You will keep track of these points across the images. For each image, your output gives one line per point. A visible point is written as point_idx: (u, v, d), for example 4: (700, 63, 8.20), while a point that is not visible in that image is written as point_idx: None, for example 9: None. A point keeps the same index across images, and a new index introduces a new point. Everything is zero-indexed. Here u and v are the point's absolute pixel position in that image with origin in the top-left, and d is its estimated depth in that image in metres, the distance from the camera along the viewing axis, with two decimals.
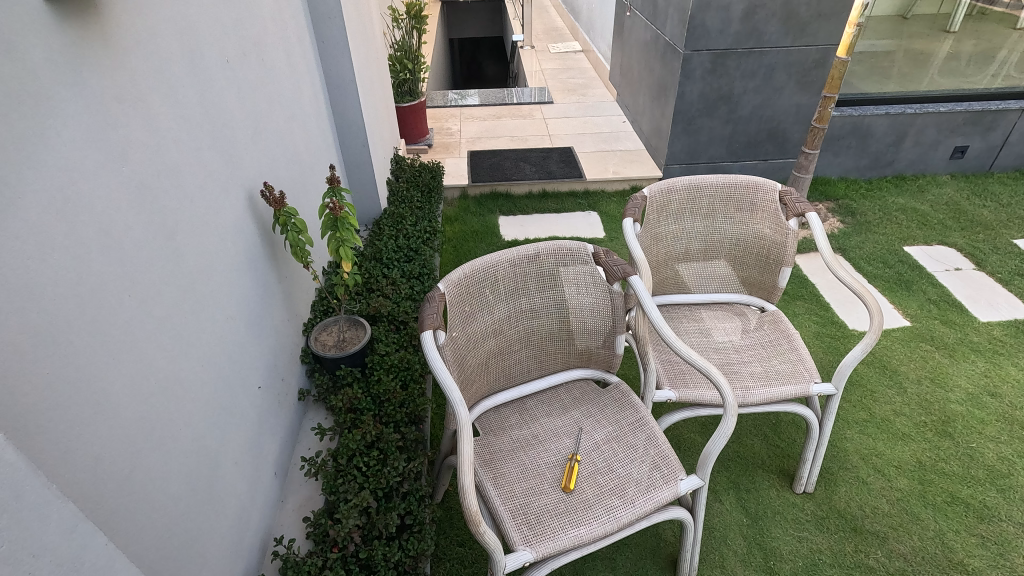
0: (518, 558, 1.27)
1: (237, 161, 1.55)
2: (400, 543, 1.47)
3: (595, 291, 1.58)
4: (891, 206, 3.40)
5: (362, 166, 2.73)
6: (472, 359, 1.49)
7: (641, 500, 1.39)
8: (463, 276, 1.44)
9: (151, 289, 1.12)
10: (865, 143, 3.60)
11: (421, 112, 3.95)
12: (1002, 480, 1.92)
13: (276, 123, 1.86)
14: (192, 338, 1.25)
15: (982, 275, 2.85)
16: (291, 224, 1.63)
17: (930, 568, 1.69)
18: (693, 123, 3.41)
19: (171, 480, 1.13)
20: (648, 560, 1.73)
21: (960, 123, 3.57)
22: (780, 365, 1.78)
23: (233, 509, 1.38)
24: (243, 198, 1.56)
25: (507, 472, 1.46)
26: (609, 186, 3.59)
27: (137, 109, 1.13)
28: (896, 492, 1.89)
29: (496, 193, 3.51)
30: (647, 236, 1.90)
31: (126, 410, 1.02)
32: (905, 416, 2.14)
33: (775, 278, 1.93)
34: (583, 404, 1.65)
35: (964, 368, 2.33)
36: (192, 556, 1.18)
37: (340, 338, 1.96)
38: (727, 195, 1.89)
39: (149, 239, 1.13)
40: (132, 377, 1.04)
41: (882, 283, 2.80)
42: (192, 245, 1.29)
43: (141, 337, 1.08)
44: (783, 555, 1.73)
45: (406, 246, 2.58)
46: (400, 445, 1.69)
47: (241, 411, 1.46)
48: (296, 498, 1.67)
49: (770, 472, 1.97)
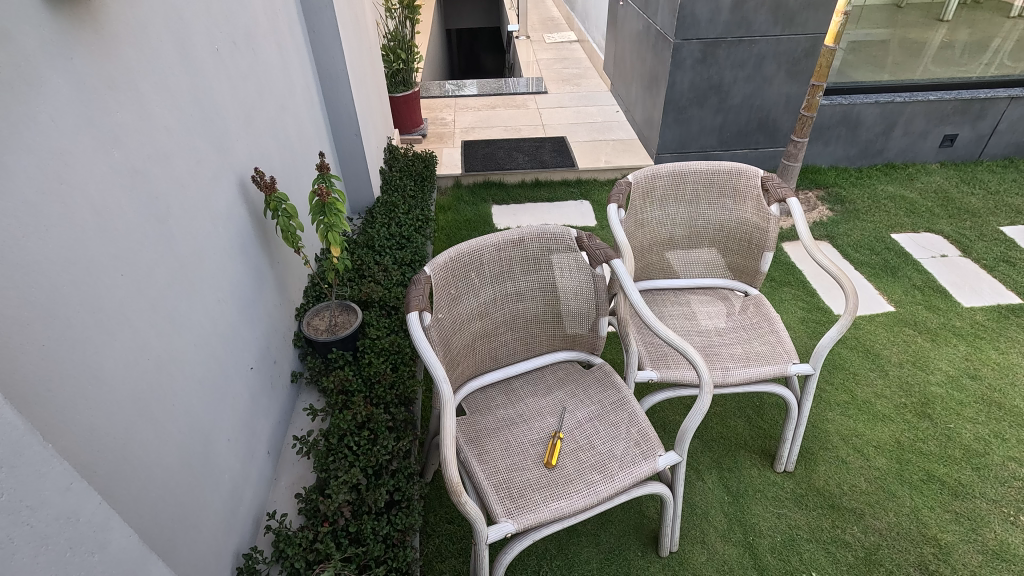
0: (501, 529, 1.32)
1: (227, 148, 1.58)
2: (389, 518, 1.52)
3: (580, 275, 1.62)
4: (881, 194, 3.43)
5: (354, 156, 2.76)
6: (458, 340, 1.54)
7: (620, 475, 1.44)
8: (449, 259, 1.49)
9: (144, 270, 1.16)
10: (855, 132, 3.63)
11: (415, 103, 3.95)
12: (977, 459, 1.97)
13: (266, 111, 1.88)
14: (185, 318, 1.29)
15: (968, 261, 2.89)
16: (282, 209, 1.65)
17: (905, 543, 1.74)
18: (684, 112, 3.44)
19: (166, 453, 1.18)
20: (631, 535, 1.78)
21: (949, 112, 3.59)
22: (760, 346, 1.83)
23: (227, 483, 1.42)
24: (233, 184, 1.59)
25: (492, 449, 1.51)
26: (602, 175, 3.61)
27: (129, 96, 1.16)
28: (874, 470, 1.94)
29: (489, 182, 3.54)
30: (631, 222, 1.94)
31: (122, 383, 1.06)
32: (885, 398, 2.19)
33: (757, 263, 1.97)
34: (567, 384, 1.70)
35: (946, 352, 2.37)
36: (187, 527, 1.22)
37: (332, 322, 2.00)
38: (710, 180, 1.93)
39: (141, 220, 1.17)
40: (126, 354, 1.08)
41: (868, 269, 2.84)
42: (183, 229, 1.32)
43: (134, 314, 1.12)
44: (762, 531, 1.78)
45: (398, 233, 2.61)
46: (390, 425, 1.74)
47: (235, 390, 1.50)
48: (288, 476, 1.70)
49: (751, 451, 2.02)
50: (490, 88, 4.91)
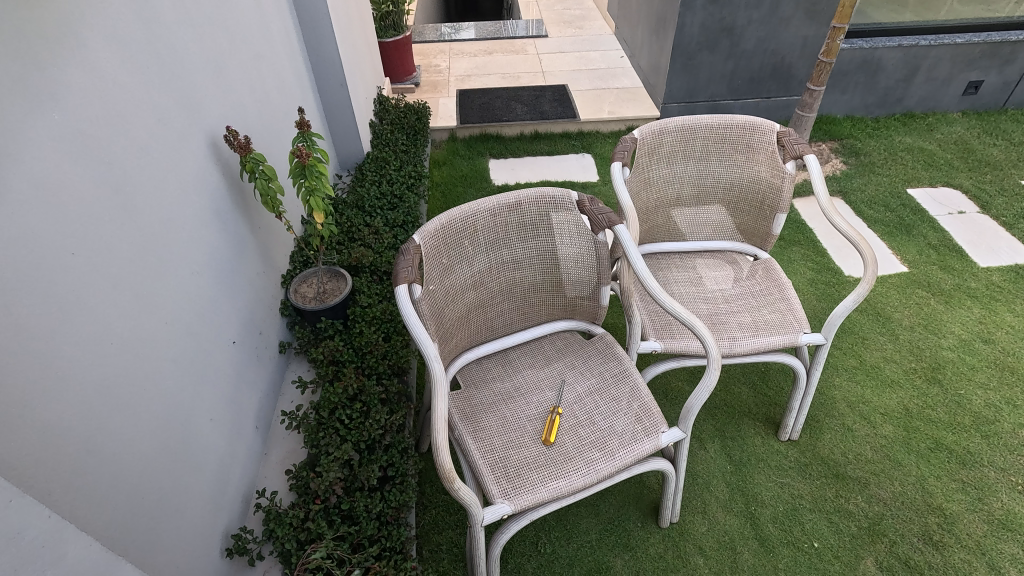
0: (497, 511, 1.27)
1: (194, 105, 1.43)
2: (383, 494, 1.47)
3: (581, 242, 1.52)
4: (897, 146, 3.27)
5: (341, 109, 2.58)
6: (450, 312, 1.45)
7: (621, 452, 1.38)
8: (440, 226, 1.38)
9: (101, 246, 1.06)
10: (874, 79, 3.41)
11: (406, 48, 3.71)
12: (987, 426, 1.92)
13: (239, 62, 1.72)
14: (154, 295, 1.20)
15: (986, 218, 2.76)
16: (259, 171, 1.52)
17: (909, 512, 1.71)
18: (693, 58, 3.22)
19: (141, 440, 1.11)
20: (631, 505, 1.75)
21: (976, 56, 3.38)
22: (770, 315, 1.74)
23: (212, 464, 1.36)
24: (204, 145, 1.46)
25: (488, 426, 1.44)
26: (605, 127, 3.43)
27: (70, 48, 1.02)
28: (881, 439, 1.90)
29: (486, 135, 3.36)
30: (636, 181, 1.81)
31: (83, 371, 0.98)
32: (894, 363, 2.13)
33: (769, 225, 1.86)
34: (567, 355, 1.63)
35: (959, 315, 2.29)
36: (168, 514, 1.17)
37: (320, 289, 1.91)
38: (721, 135, 1.79)
39: (93, 191, 1.05)
40: (85, 339, 0.99)
41: (882, 227, 2.72)
42: (146, 198, 1.20)
43: (92, 295, 1.02)
44: (764, 501, 1.75)
45: (389, 192, 2.48)
46: (382, 398, 1.68)
47: (216, 367, 1.42)
48: (279, 451, 1.65)
49: (755, 419, 1.97)
50: (486, 31, 4.63)
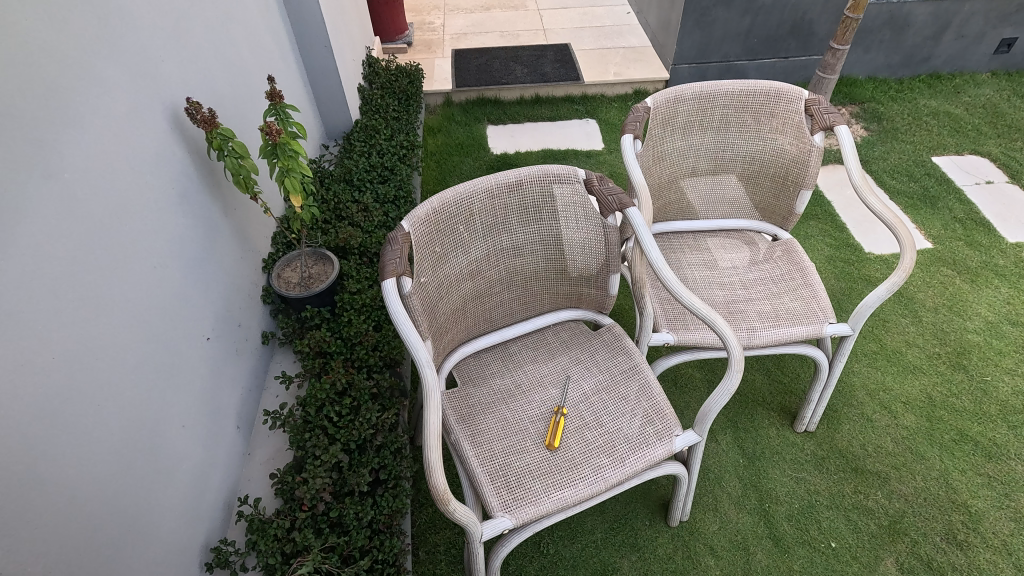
0: (496, 525, 1.17)
1: (150, 75, 1.26)
2: (374, 500, 1.38)
3: (588, 226, 1.37)
4: (922, 110, 3.06)
5: (326, 73, 2.38)
6: (445, 305, 1.32)
7: (631, 458, 1.27)
8: (432, 210, 1.23)
9: (34, 245, 0.91)
10: (901, 36, 3.18)
11: (397, 4, 3.45)
12: (1014, 417, 1.82)
13: (204, 22, 1.53)
14: (106, 297, 1.06)
15: (1016, 189, 2.60)
16: (228, 149, 1.36)
17: (931, 509, 1.62)
18: (707, 14, 2.98)
19: (94, 460, 0.99)
20: (638, 502, 1.66)
21: (1011, 11, 3.14)
22: (791, 302, 1.60)
23: (185, 474, 1.25)
24: (164, 120, 1.29)
25: (487, 428, 1.33)
26: (610, 90, 3.22)
27: None
28: (903, 430, 1.80)
29: (483, 99, 3.15)
30: (648, 155, 1.65)
31: (13, 393, 0.85)
32: (917, 347, 2.01)
33: (791, 202, 1.71)
34: (572, 348, 1.50)
35: (987, 295, 2.16)
36: (130, 537, 1.06)
37: (305, 274, 1.77)
38: (743, 103, 1.61)
39: (21, 182, 0.90)
40: (17, 356, 0.86)
41: (905, 200, 2.55)
42: (91, 186, 1.05)
43: (25, 304, 0.89)
44: (778, 497, 1.66)
45: (380, 164, 2.31)
46: (373, 393, 1.56)
47: (187, 369, 1.30)
48: (264, 451, 1.54)
49: (770, 409, 1.87)
50: None
